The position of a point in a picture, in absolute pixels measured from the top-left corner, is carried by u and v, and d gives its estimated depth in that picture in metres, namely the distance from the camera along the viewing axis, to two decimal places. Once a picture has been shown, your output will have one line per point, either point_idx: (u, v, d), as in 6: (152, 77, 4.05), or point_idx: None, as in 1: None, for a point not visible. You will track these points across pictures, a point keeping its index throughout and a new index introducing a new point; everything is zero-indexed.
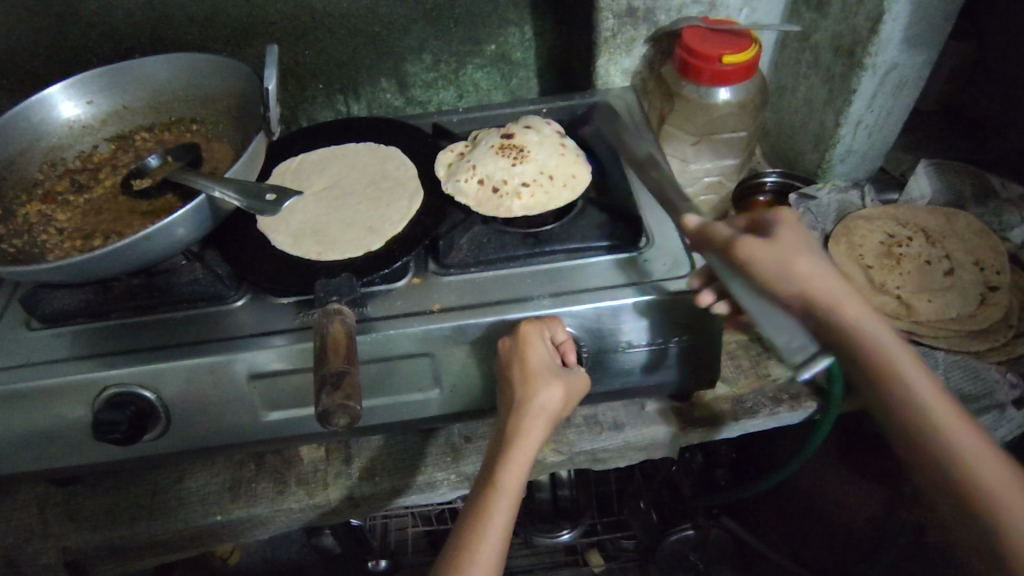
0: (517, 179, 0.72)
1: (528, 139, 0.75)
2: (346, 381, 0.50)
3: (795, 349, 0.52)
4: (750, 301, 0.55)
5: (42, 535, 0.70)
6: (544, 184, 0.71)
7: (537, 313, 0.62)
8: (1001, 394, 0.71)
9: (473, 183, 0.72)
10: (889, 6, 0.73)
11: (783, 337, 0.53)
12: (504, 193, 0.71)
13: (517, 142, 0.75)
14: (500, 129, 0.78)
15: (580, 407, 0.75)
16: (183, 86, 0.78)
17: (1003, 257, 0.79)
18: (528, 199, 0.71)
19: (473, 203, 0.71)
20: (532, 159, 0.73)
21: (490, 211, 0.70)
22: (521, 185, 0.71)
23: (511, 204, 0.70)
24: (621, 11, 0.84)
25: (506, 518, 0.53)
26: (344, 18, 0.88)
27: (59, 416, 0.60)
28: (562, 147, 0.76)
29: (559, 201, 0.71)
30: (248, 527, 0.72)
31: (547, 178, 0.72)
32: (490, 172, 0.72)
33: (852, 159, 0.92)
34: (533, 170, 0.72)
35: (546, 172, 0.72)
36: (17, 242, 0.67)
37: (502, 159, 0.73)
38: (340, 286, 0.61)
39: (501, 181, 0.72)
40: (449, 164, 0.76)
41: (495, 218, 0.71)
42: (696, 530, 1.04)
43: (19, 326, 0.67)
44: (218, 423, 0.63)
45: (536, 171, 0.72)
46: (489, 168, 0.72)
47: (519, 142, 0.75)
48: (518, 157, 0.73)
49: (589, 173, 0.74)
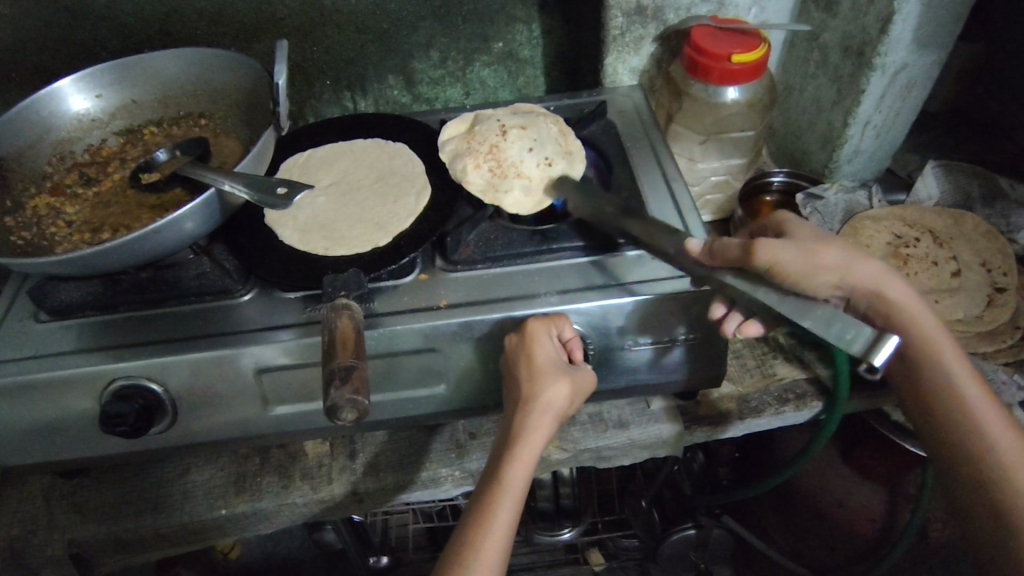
0: (509, 169, 0.72)
1: (491, 147, 0.74)
2: (355, 375, 0.50)
3: (849, 340, 0.48)
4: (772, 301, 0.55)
5: (48, 527, 0.70)
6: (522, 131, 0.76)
7: (544, 310, 0.62)
8: (1008, 395, 0.71)
9: (515, 121, 0.78)
10: (900, 6, 0.73)
11: (837, 327, 0.48)
12: (530, 121, 0.78)
13: (499, 127, 0.77)
14: (472, 152, 0.74)
15: (585, 405, 0.75)
16: (192, 80, 0.78)
17: (1010, 258, 0.79)
18: (530, 123, 0.77)
19: (523, 121, 0.78)
20: (513, 144, 0.75)
21: (538, 120, 0.77)
22: (521, 125, 0.77)
23: (510, 195, 0.70)
24: (629, 9, 0.84)
25: (511, 515, 0.53)
26: (353, 15, 0.88)
27: (66, 409, 0.61)
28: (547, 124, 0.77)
29: (536, 133, 0.76)
30: (253, 520, 0.72)
31: (519, 130, 0.76)
32: (479, 155, 0.74)
33: (860, 159, 0.92)
34: (520, 153, 0.73)
35: (534, 151, 0.74)
36: (27, 234, 0.68)
37: (510, 132, 0.76)
38: (348, 280, 0.61)
39: (496, 171, 0.72)
40: (451, 154, 0.76)
41: (533, 131, 0.76)
42: (696, 529, 1.05)
43: (28, 318, 0.67)
44: (224, 417, 0.63)
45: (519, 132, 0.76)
46: (483, 159, 0.73)
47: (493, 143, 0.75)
48: (500, 145, 0.74)
49: (503, 160, 0.73)
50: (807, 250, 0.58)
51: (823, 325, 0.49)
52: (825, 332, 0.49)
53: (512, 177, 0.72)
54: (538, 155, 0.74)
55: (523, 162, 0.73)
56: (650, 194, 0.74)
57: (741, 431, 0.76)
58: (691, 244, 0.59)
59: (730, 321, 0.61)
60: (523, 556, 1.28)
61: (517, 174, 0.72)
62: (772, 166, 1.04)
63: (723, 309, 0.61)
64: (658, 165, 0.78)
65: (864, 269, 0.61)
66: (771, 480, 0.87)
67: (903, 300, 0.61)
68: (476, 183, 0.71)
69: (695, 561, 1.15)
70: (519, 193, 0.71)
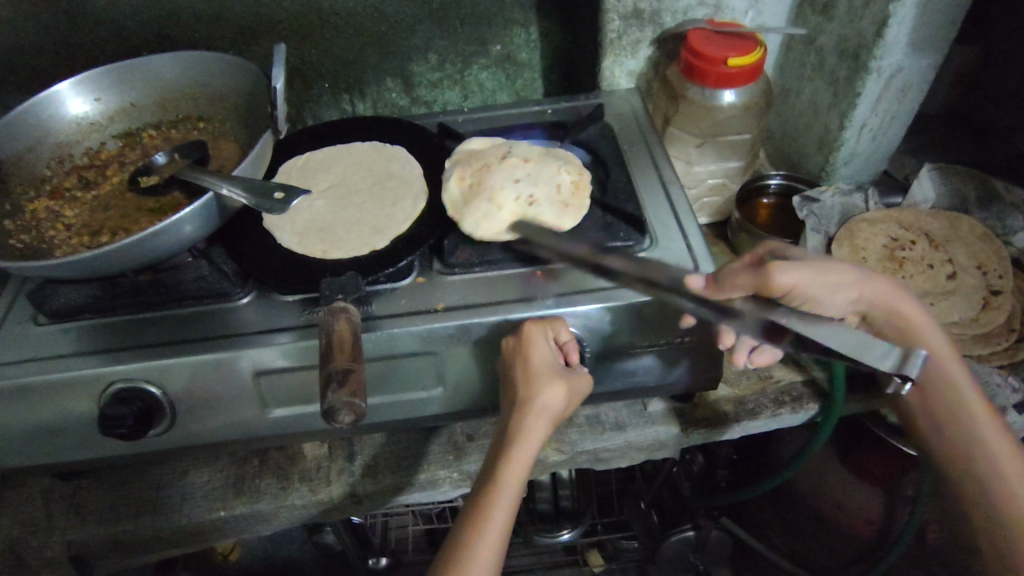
0: (484, 190, 0.68)
1: (483, 163, 0.72)
2: (352, 379, 0.50)
3: (886, 355, 0.56)
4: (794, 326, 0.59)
5: (47, 528, 0.70)
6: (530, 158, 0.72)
7: (541, 313, 0.62)
8: (1003, 398, 0.71)
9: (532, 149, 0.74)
10: (895, 10, 0.73)
11: (876, 348, 0.55)
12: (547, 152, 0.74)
13: (506, 151, 0.73)
14: (464, 165, 0.73)
15: (582, 407, 0.75)
16: (191, 84, 0.78)
17: (1006, 261, 0.79)
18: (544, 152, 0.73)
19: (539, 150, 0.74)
20: (505, 167, 0.70)
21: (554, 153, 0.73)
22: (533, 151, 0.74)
23: (469, 213, 0.68)
24: (626, 13, 0.85)
25: (506, 515, 0.53)
26: (351, 18, 0.88)
27: (65, 411, 0.61)
28: (558, 171, 0.71)
29: (540, 162, 0.72)
30: (252, 522, 0.72)
31: (527, 155, 0.73)
32: (467, 169, 0.71)
33: (857, 161, 0.92)
34: (504, 179, 0.69)
35: (522, 182, 0.69)
36: (26, 237, 0.68)
37: (515, 155, 0.72)
38: (345, 284, 0.61)
39: (473, 188, 0.69)
40: (452, 160, 0.75)
41: (540, 161, 0.72)
42: (695, 530, 1.05)
43: (27, 321, 0.67)
44: (223, 419, 0.63)
45: (524, 157, 0.72)
46: (469, 174, 0.71)
47: (489, 159, 0.72)
48: (491, 167, 0.71)
49: (484, 178, 0.70)
50: (828, 276, 0.63)
51: (857, 344, 0.56)
52: (862, 352, 0.55)
53: (483, 198, 0.68)
54: (523, 188, 0.69)
55: (503, 189, 0.68)
56: (647, 197, 0.74)
57: (738, 433, 0.76)
58: (692, 280, 0.61)
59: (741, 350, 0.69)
60: (522, 558, 1.28)
61: (489, 198, 0.68)
62: (769, 169, 1.04)
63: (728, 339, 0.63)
64: (654, 168, 0.78)
65: (876, 290, 0.65)
66: (772, 481, 0.87)
67: (915, 317, 0.64)
68: (450, 195, 0.70)
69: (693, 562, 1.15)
70: (483, 212, 0.68)
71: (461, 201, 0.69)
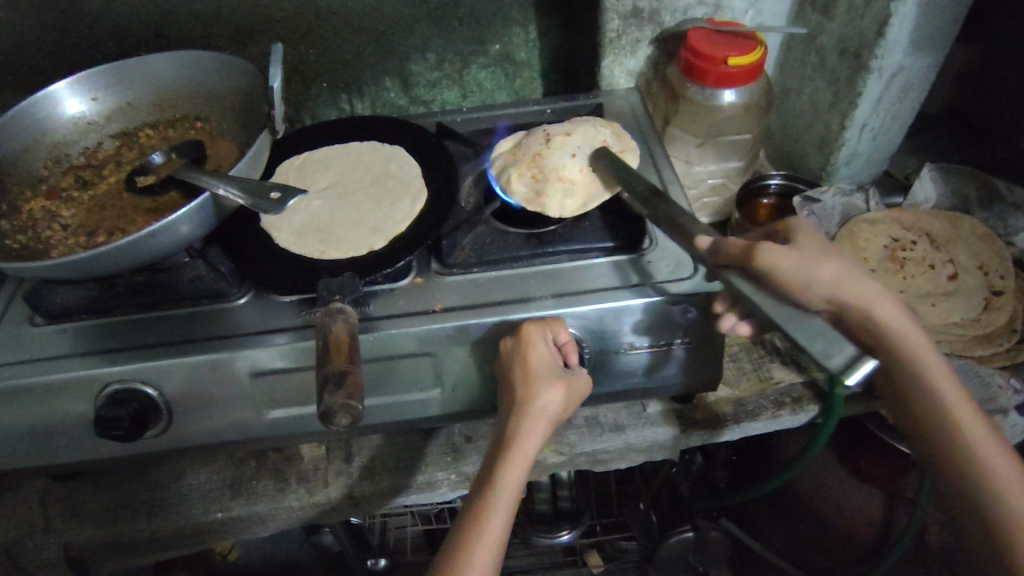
0: (550, 174, 0.69)
1: (537, 152, 0.72)
2: (349, 380, 0.50)
3: (830, 354, 0.41)
4: (770, 307, 0.45)
5: (43, 530, 0.70)
6: (571, 133, 0.73)
7: (539, 313, 0.61)
8: (1005, 399, 0.71)
9: (565, 127, 0.75)
10: (895, 9, 0.73)
11: (815, 342, 0.42)
12: (578, 125, 0.74)
13: (544, 135, 0.73)
14: (518, 160, 0.72)
15: (581, 408, 0.75)
16: (188, 84, 0.78)
17: (1008, 261, 0.79)
18: (577, 127, 0.74)
19: (571, 125, 0.75)
20: (555, 148, 0.71)
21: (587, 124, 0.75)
22: (568, 128, 0.74)
23: (550, 200, 0.68)
24: (626, 12, 0.84)
25: (505, 517, 0.53)
26: (349, 17, 0.88)
27: (61, 412, 0.61)
28: (595, 128, 0.74)
29: (583, 135, 0.73)
30: (249, 524, 0.72)
31: (565, 134, 0.73)
32: (524, 164, 0.71)
33: (858, 161, 0.92)
34: (562, 159, 0.70)
35: (576, 153, 0.71)
36: (22, 237, 0.67)
37: (556, 136, 0.73)
38: (343, 284, 0.61)
39: (538, 177, 0.69)
40: (498, 164, 0.73)
41: (577, 134, 0.73)
42: (694, 531, 1.04)
43: (23, 322, 0.67)
44: (219, 420, 0.63)
45: (564, 135, 0.73)
46: (525, 168, 0.71)
47: (539, 149, 0.72)
48: (542, 153, 0.71)
49: (547, 165, 0.70)
50: (807, 265, 0.53)
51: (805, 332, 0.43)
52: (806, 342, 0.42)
53: (554, 181, 0.69)
54: (582, 158, 0.71)
55: (566, 165, 0.70)
56: None
57: (738, 435, 0.75)
58: (699, 239, 0.54)
59: (729, 320, 0.59)
60: (522, 558, 1.27)
61: (558, 178, 0.69)
62: (769, 169, 1.04)
63: (722, 306, 0.60)
64: (654, 167, 0.78)
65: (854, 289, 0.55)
66: (769, 484, 0.86)
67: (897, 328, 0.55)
68: (518, 193, 0.69)
69: (694, 564, 1.15)
70: (560, 197, 0.68)
71: (534, 194, 0.68)
